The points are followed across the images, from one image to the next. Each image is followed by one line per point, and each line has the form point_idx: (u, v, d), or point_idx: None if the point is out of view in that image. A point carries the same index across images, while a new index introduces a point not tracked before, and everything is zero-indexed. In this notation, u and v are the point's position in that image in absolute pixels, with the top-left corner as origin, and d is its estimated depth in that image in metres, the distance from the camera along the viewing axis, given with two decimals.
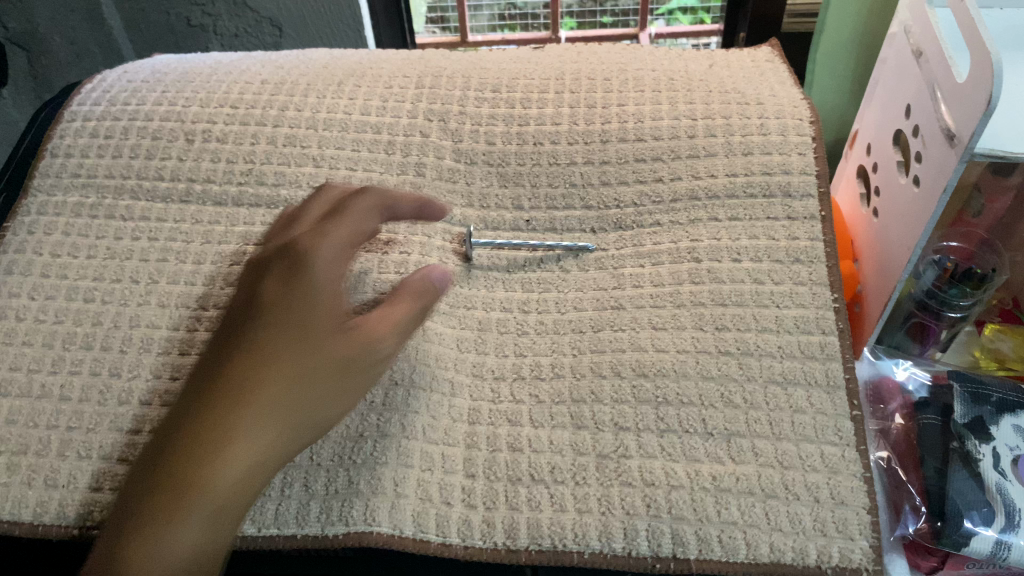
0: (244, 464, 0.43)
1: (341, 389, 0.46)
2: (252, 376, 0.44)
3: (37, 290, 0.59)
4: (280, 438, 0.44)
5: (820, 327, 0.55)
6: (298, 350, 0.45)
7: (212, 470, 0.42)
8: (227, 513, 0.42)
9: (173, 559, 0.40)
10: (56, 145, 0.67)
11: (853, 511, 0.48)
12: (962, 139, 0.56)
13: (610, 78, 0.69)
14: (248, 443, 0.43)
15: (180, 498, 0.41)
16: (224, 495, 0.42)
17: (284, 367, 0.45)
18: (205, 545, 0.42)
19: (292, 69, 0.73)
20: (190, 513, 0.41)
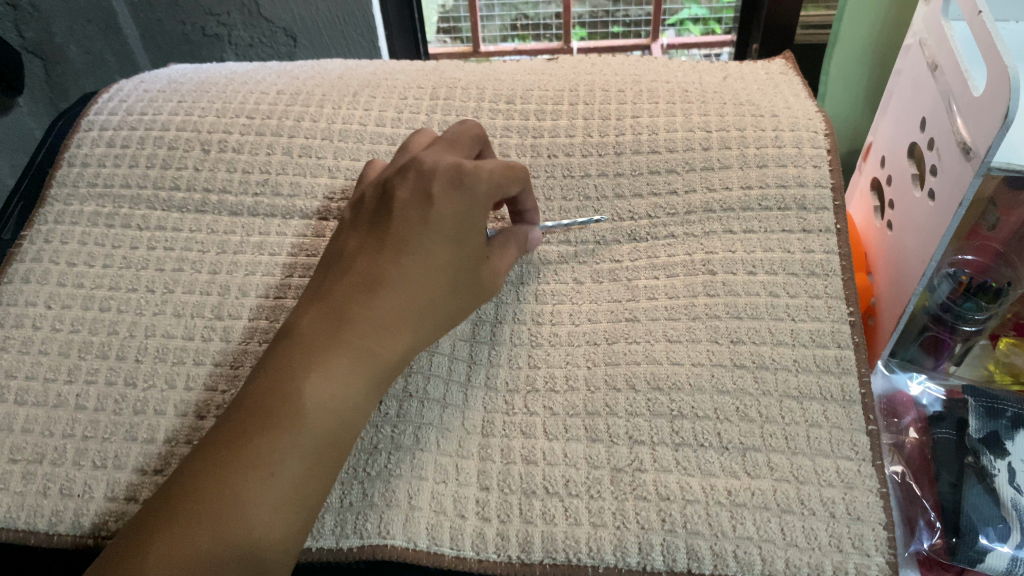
0: (365, 392, 0.46)
1: (453, 318, 0.52)
2: (390, 303, 0.48)
3: (54, 299, 0.60)
4: (388, 368, 0.47)
5: (836, 340, 0.54)
6: (433, 281, 0.49)
7: (344, 392, 0.45)
8: (344, 437, 0.45)
9: (295, 483, 0.43)
10: (73, 154, 0.68)
11: (870, 527, 0.47)
12: (978, 154, 0.55)
13: (624, 90, 0.69)
14: (375, 369, 0.47)
15: (314, 421, 0.44)
16: (344, 422, 0.45)
17: (418, 297, 0.49)
18: (324, 470, 0.44)
19: (307, 79, 0.73)
20: (317, 442, 0.44)
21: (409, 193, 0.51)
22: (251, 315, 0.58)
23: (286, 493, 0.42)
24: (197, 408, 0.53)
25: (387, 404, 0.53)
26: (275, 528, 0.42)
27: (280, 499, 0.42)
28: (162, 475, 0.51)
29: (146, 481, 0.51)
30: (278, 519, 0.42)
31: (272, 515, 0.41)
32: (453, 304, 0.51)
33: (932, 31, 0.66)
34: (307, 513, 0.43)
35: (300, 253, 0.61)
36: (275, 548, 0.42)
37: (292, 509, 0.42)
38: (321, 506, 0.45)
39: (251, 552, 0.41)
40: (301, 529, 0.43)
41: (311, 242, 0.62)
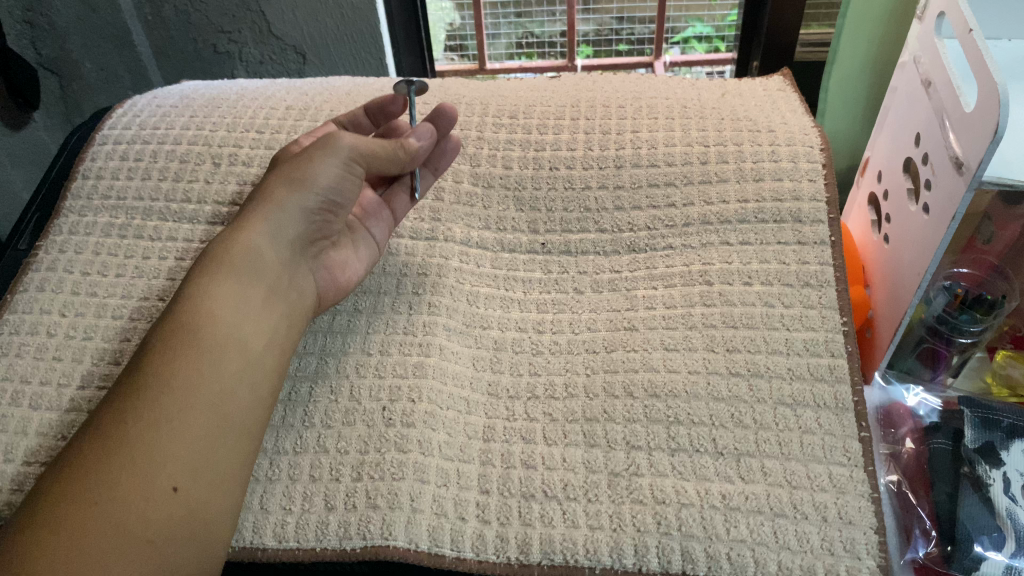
0: (216, 293, 0.51)
1: (298, 190, 0.55)
2: (221, 237, 0.54)
3: (68, 307, 0.61)
4: (234, 270, 0.52)
5: (829, 349, 0.56)
6: (256, 201, 0.55)
7: (188, 299, 0.50)
8: (203, 328, 0.49)
9: (160, 372, 0.47)
10: (88, 167, 0.70)
11: (861, 531, 0.48)
12: (971, 168, 0.57)
13: (624, 106, 0.71)
14: (216, 273, 0.52)
15: (163, 332, 0.49)
16: (199, 319, 0.49)
17: (243, 218, 0.55)
18: (188, 357, 0.48)
19: (315, 95, 0.75)
20: (173, 339, 0.48)
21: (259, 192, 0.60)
22: None
23: (153, 384, 0.46)
24: None
25: (391, 410, 0.54)
26: (146, 411, 0.45)
27: (146, 389, 0.46)
28: None
29: None
30: (147, 403, 0.45)
31: (142, 404, 0.45)
32: (282, 185, 0.55)
33: (926, 49, 0.68)
34: (183, 394, 0.46)
35: None
36: (155, 428, 0.44)
37: (162, 393, 0.46)
38: (212, 391, 0.47)
39: (131, 434, 0.44)
40: (186, 408, 0.46)
41: None
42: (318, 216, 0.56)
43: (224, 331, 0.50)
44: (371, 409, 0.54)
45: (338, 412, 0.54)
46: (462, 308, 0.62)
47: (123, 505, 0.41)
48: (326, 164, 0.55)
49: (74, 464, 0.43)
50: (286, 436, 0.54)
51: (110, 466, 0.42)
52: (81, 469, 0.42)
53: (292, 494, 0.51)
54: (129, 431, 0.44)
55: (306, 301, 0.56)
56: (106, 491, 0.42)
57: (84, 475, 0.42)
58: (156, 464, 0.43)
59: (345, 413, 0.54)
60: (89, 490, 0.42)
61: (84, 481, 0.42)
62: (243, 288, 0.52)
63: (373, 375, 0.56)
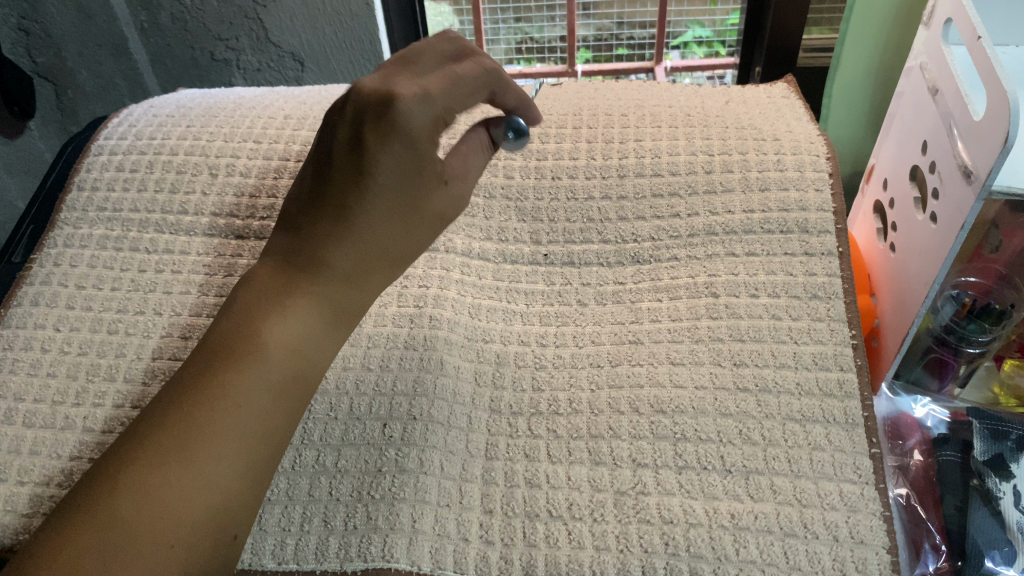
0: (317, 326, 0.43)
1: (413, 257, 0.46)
2: (328, 246, 0.43)
3: (62, 321, 0.60)
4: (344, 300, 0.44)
5: (838, 363, 0.55)
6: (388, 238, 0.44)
7: (292, 316, 0.43)
8: (307, 365, 0.43)
9: (254, 405, 0.41)
10: (83, 178, 0.69)
11: (873, 551, 0.47)
12: (980, 177, 0.56)
13: (627, 114, 0.70)
14: (323, 299, 0.44)
15: (268, 351, 0.42)
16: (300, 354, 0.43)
17: (362, 239, 0.43)
18: (281, 395, 0.42)
19: (314, 104, 0.74)
20: (277, 369, 0.42)
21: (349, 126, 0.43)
22: None
23: (242, 418, 0.40)
24: None
25: (392, 426, 0.53)
26: (238, 450, 0.40)
27: (238, 421, 0.40)
28: None
29: None
30: (234, 438, 0.40)
31: (231, 437, 0.40)
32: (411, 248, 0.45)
33: (932, 56, 0.67)
34: (266, 438, 0.41)
35: None
36: (237, 473, 0.40)
37: (248, 431, 0.40)
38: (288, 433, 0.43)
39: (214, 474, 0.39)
40: (264, 453, 0.41)
41: None
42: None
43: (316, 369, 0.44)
44: (370, 426, 0.53)
45: (336, 430, 0.53)
46: (464, 322, 0.61)
47: (195, 556, 0.38)
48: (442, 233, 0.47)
49: (143, 481, 0.38)
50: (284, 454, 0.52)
51: (185, 506, 0.38)
52: (154, 496, 0.38)
53: (291, 515, 0.50)
54: (214, 475, 0.39)
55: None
56: (183, 537, 0.37)
57: (159, 510, 0.37)
58: (231, 509, 0.40)
59: (345, 431, 0.53)
60: (164, 529, 0.37)
61: (158, 516, 0.37)
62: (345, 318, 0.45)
63: (373, 391, 0.55)
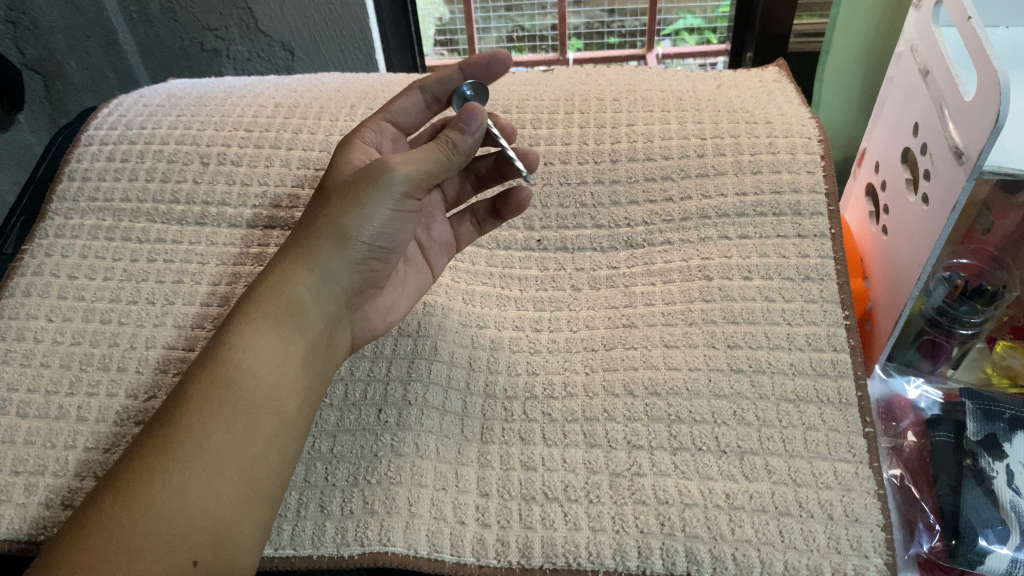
0: (255, 339, 0.46)
1: (339, 246, 0.49)
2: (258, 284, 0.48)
3: (55, 312, 0.60)
4: (278, 306, 0.47)
5: (831, 344, 0.55)
6: (298, 241, 0.49)
7: (226, 347, 0.46)
8: (239, 381, 0.44)
9: (188, 425, 0.43)
10: (73, 168, 0.69)
11: (868, 529, 0.48)
12: (971, 157, 0.56)
13: (619, 99, 0.70)
14: (260, 322, 0.47)
15: (202, 376, 0.44)
16: (237, 356, 0.45)
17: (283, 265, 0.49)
18: (217, 413, 0.43)
19: (305, 92, 0.74)
20: (207, 391, 0.44)
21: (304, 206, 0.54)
22: None
23: (174, 439, 0.42)
24: None
25: (386, 412, 0.53)
26: (176, 470, 0.41)
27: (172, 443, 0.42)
28: None
29: None
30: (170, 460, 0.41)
31: (168, 458, 0.41)
32: (319, 237, 0.49)
33: (924, 38, 0.67)
34: (224, 440, 0.43)
35: None
36: (174, 488, 0.41)
37: (187, 448, 0.42)
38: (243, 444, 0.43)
39: (170, 483, 0.41)
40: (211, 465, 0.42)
41: None
42: (365, 263, 0.51)
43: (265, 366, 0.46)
44: (365, 412, 0.53)
45: (332, 415, 0.53)
46: (458, 308, 0.61)
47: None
48: (377, 208, 0.49)
49: (105, 505, 0.40)
50: None
51: (122, 531, 0.39)
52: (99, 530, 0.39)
53: (287, 501, 0.50)
54: (160, 486, 0.40)
55: (341, 352, 0.52)
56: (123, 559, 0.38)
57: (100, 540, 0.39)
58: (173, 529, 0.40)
59: (340, 417, 0.53)
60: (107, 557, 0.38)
61: (102, 544, 0.38)
62: (283, 341, 0.47)
63: (367, 377, 0.55)
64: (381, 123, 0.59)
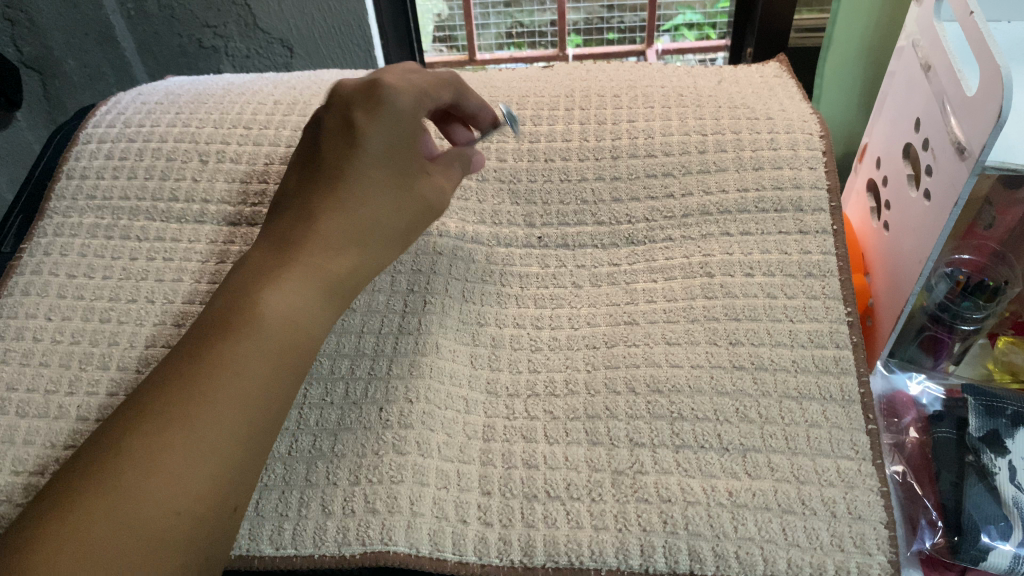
0: (318, 293, 0.46)
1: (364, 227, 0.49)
2: (323, 226, 0.48)
3: (54, 311, 0.60)
4: (307, 268, 0.47)
5: (834, 341, 0.55)
6: (369, 199, 0.49)
7: (290, 292, 0.45)
8: (304, 338, 0.45)
9: (254, 371, 0.43)
10: (72, 166, 0.68)
11: (871, 526, 0.47)
12: (973, 152, 0.55)
13: (620, 95, 0.70)
14: (322, 274, 0.47)
15: (271, 319, 0.44)
16: (268, 314, 0.44)
17: (356, 217, 0.49)
18: (282, 366, 0.44)
19: (304, 89, 0.74)
20: (275, 338, 0.44)
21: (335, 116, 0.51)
22: None
23: (242, 382, 0.42)
24: None
25: (387, 410, 0.53)
26: (242, 419, 0.41)
27: (238, 386, 0.42)
28: None
29: None
30: (235, 405, 0.41)
31: (231, 402, 0.41)
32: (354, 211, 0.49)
33: (925, 33, 0.66)
34: (262, 403, 0.42)
35: None
36: (238, 437, 0.41)
37: (252, 396, 0.42)
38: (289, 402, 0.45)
39: (229, 428, 0.41)
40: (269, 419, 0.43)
41: None
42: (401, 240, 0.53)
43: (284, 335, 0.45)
44: (367, 410, 0.53)
45: (333, 414, 0.53)
46: (458, 305, 0.60)
47: (196, 524, 0.39)
48: (428, 216, 0.53)
49: (116, 463, 0.38)
50: (281, 439, 0.52)
51: (186, 472, 0.39)
52: (159, 463, 0.39)
53: (288, 500, 0.50)
54: (226, 432, 0.41)
55: None
56: (185, 501, 0.38)
57: (166, 474, 0.38)
58: (231, 480, 0.41)
59: (341, 416, 0.53)
60: (173, 496, 0.38)
61: (167, 479, 0.38)
62: (336, 302, 0.48)
63: (368, 375, 0.55)
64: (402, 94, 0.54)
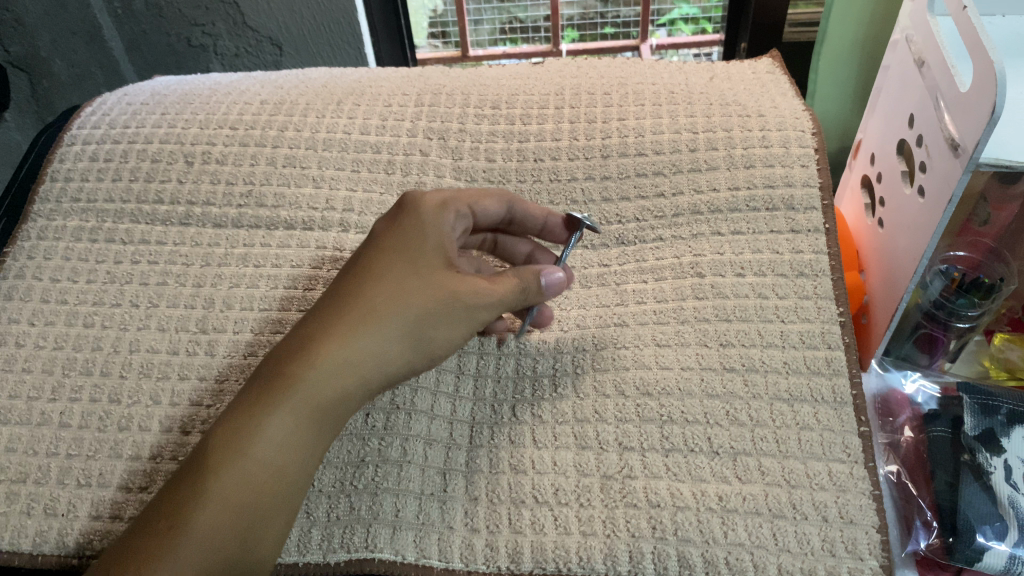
0: (306, 414, 0.44)
1: (413, 344, 0.47)
2: (325, 338, 0.45)
3: (37, 316, 0.59)
4: (307, 381, 0.44)
5: (826, 342, 0.54)
6: (372, 310, 0.46)
7: (275, 416, 0.43)
8: (287, 466, 0.43)
9: (231, 507, 0.41)
10: (56, 169, 0.67)
11: (863, 530, 0.47)
12: (967, 149, 0.54)
13: (610, 93, 0.69)
14: (319, 394, 0.44)
15: (256, 448, 0.43)
16: (257, 434, 0.43)
17: (358, 326, 0.46)
18: (261, 498, 0.42)
19: (292, 88, 0.73)
20: (254, 474, 0.42)
21: (373, 238, 0.51)
22: (236, 328, 0.58)
23: (216, 516, 0.41)
24: (183, 423, 0.53)
25: (373, 414, 0.52)
26: (214, 554, 0.41)
27: (210, 523, 0.41)
28: (145, 491, 0.50)
29: (131, 499, 0.50)
30: (205, 543, 0.41)
31: (204, 538, 0.41)
32: (404, 324, 0.46)
33: (918, 28, 0.65)
34: (235, 536, 0.42)
35: (284, 265, 0.61)
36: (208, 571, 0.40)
37: (225, 531, 0.41)
38: (275, 525, 0.43)
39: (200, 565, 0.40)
40: (243, 545, 0.42)
41: (295, 253, 0.62)
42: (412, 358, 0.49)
43: (317, 438, 0.45)
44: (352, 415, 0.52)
45: None
46: None
47: None
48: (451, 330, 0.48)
49: None
50: None
51: None
52: None
53: None
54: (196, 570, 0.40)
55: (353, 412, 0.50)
56: None
57: None
58: None
59: None
60: None
61: None
62: (331, 422, 0.45)
63: None
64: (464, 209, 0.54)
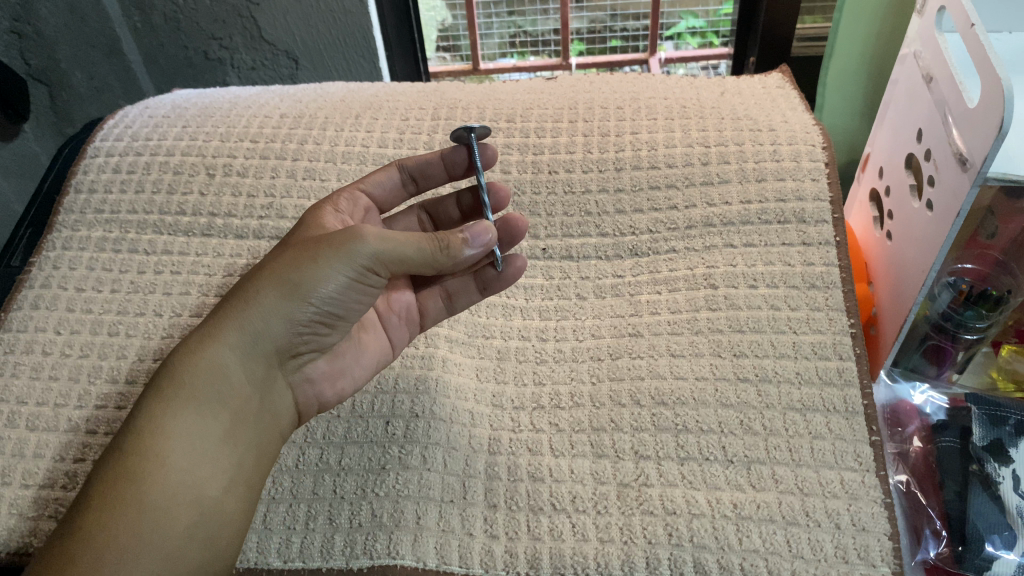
0: (200, 377, 0.45)
1: (291, 297, 0.46)
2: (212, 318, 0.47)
3: (63, 325, 0.60)
4: (194, 351, 0.46)
5: (838, 353, 0.55)
6: (249, 278, 0.48)
7: (169, 387, 0.45)
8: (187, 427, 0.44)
9: (140, 464, 0.42)
10: (79, 181, 0.69)
11: (875, 538, 0.48)
12: (975, 165, 0.56)
13: (623, 107, 0.70)
14: (207, 361, 0.46)
15: (150, 413, 0.44)
16: (151, 405, 0.44)
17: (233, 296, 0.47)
18: (168, 456, 0.43)
19: (310, 102, 0.74)
20: (155, 432, 0.43)
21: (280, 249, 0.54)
22: None
23: (123, 473, 0.42)
24: None
25: (394, 423, 0.54)
26: (131, 506, 0.41)
27: (124, 480, 0.41)
28: None
29: None
30: (121, 496, 0.41)
31: (118, 492, 0.41)
32: (272, 283, 0.46)
33: (926, 44, 0.67)
34: (153, 491, 0.42)
35: None
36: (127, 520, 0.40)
37: (139, 487, 0.41)
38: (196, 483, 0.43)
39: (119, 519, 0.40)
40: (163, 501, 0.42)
41: None
42: (315, 328, 0.48)
43: (213, 411, 0.45)
44: (373, 424, 0.54)
45: (339, 427, 0.54)
46: (464, 318, 0.62)
47: None
48: (332, 271, 0.46)
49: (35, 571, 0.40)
50: (287, 453, 0.53)
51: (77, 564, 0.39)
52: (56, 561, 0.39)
53: (295, 514, 0.50)
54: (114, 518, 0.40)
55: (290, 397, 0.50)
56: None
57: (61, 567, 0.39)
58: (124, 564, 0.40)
59: (348, 429, 0.54)
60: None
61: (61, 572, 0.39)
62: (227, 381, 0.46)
63: (375, 389, 0.56)
64: (354, 193, 0.57)
